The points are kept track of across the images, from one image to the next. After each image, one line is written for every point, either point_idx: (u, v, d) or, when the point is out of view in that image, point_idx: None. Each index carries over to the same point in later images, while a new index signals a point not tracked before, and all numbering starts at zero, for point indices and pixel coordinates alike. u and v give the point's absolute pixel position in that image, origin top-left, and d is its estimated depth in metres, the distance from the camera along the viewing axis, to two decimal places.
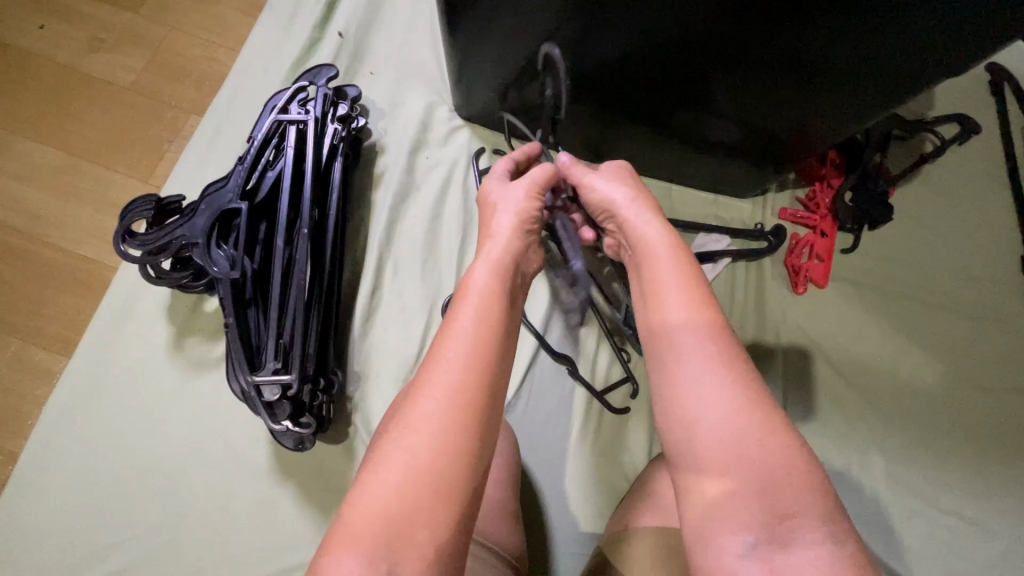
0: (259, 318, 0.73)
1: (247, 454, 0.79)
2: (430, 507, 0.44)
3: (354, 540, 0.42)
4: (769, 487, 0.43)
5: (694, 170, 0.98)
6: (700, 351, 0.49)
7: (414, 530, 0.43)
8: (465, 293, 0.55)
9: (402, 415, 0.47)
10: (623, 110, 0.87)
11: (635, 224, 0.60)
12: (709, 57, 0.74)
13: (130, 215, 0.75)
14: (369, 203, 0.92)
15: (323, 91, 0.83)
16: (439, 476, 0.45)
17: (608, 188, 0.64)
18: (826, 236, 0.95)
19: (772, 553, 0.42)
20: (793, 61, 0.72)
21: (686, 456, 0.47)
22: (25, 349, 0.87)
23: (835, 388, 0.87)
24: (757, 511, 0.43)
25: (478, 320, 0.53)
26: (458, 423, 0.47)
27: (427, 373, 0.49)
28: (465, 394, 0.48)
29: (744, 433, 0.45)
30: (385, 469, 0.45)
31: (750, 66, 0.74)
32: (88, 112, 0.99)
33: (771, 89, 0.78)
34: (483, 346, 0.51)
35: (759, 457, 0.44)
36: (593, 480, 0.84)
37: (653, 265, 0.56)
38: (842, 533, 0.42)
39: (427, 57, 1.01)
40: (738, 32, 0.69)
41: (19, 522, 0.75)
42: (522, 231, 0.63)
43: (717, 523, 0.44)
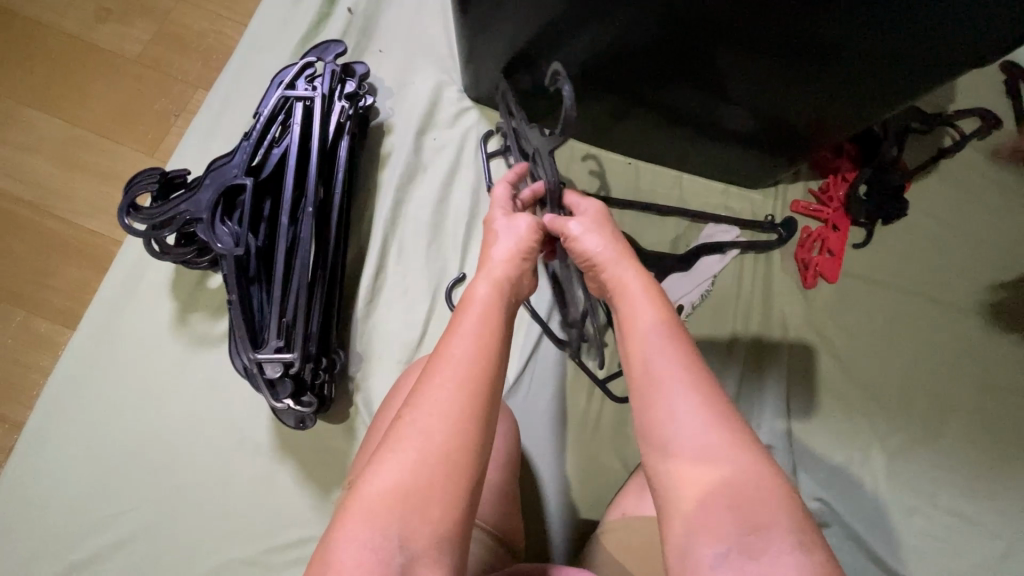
0: (262, 295, 0.73)
1: (248, 430, 0.79)
2: (443, 491, 0.46)
3: (369, 513, 0.45)
4: (738, 500, 0.45)
5: (704, 159, 0.96)
6: (670, 375, 0.49)
7: (429, 506, 0.45)
8: (469, 304, 0.55)
9: (414, 402, 0.49)
10: (635, 92, 0.85)
11: (615, 267, 0.58)
12: (728, 42, 0.72)
13: (134, 189, 0.74)
14: (375, 183, 0.91)
15: (331, 68, 0.81)
16: (450, 460, 0.46)
17: (586, 239, 0.61)
18: (838, 230, 0.94)
19: (746, 561, 0.43)
20: (810, 51, 0.70)
21: (664, 477, 0.48)
22: (31, 320, 0.87)
23: (838, 384, 0.87)
24: (727, 523, 0.44)
25: (484, 325, 0.53)
26: (467, 413, 0.48)
27: (435, 367, 0.50)
28: (473, 386, 0.49)
29: (713, 453, 0.46)
30: (399, 450, 0.47)
31: (764, 56, 0.73)
32: (93, 84, 0.98)
33: (787, 78, 0.76)
34: (493, 344, 0.52)
35: (725, 472, 0.46)
36: (591, 466, 0.84)
37: (629, 303, 0.55)
38: (811, 544, 0.43)
39: (437, 36, 0.99)
40: (759, 18, 0.67)
41: (24, 489, 0.76)
42: (518, 260, 0.60)
43: (693, 536, 0.45)
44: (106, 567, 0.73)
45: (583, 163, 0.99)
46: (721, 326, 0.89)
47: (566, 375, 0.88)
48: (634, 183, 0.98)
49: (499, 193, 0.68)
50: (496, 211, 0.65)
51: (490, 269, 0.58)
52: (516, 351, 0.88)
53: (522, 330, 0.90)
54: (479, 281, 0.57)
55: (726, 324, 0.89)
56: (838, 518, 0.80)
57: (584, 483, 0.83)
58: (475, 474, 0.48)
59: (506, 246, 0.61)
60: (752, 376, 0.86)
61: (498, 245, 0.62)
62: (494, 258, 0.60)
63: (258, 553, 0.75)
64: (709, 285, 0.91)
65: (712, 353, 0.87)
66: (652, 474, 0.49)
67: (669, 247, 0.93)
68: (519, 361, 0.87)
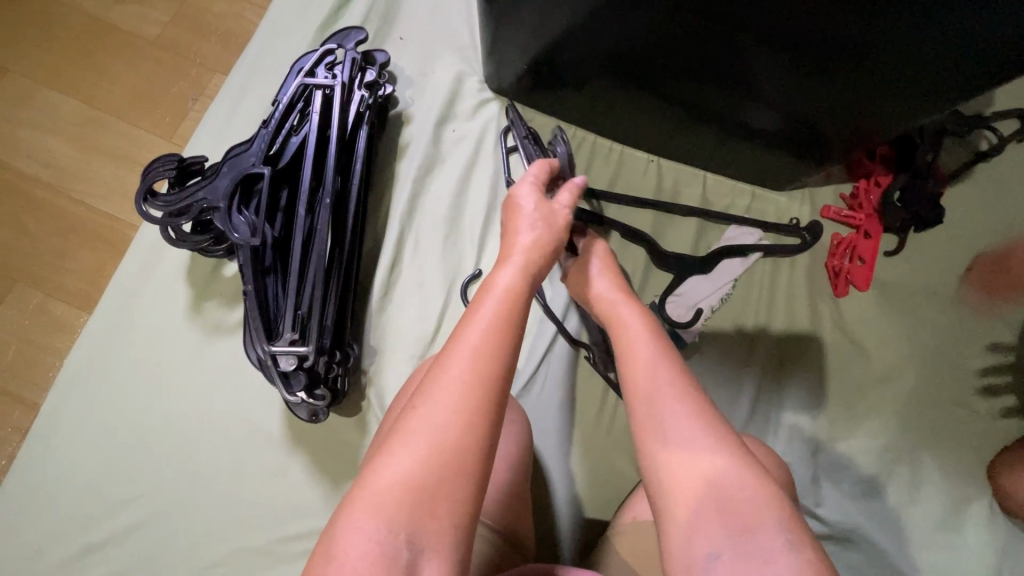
0: (278, 286, 0.72)
1: (262, 420, 0.79)
2: (452, 483, 0.47)
3: (378, 504, 0.45)
4: (730, 503, 0.47)
5: (730, 160, 0.94)
6: (664, 387, 0.54)
7: (437, 503, 0.46)
8: (488, 290, 0.57)
9: (425, 393, 0.50)
10: (662, 87, 0.83)
11: (613, 300, 0.66)
12: (759, 40, 0.70)
13: (151, 175, 0.73)
14: (393, 174, 0.89)
15: (351, 55, 0.79)
16: (461, 455, 0.47)
17: (595, 278, 0.70)
18: (870, 237, 0.91)
19: (741, 562, 0.45)
20: (842, 53, 0.68)
21: (658, 486, 0.51)
22: (48, 302, 0.87)
23: (861, 394, 0.85)
24: (720, 523, 0.47)
25: (497, 315, 0.54)
26: (477, 407, 0.49)
27: (450, 357, 0.51)
28: (485, 378, 0.50)
29: (706, 457, 0.50)
30: (408, 443, 0.47)
31: (795, 58, 0.71)
32: (112, 65, 0.98)
33: (818, 80, 0.74)
34: (505, 337, 0.53)
35: (716, 475, 0.49)
36: (604, 468, 0.83)
37: (627, 328, 0.61)
38: (801, 541, 0.45)
39: (459, 25, 0.97)
40: (795, 17, 0.65)
41: (40, 471, 0.76)
42: (540, 250, 0.64)
43: (688, 539, 0.47)
44: (118, 551, 0.74)
45: (606, 158, 0.96)
46: (742, 331, 0.87)
47: (582, 376, 0.87)
48: (658, 182, 0.95)
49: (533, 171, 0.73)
50: (524, 188, 0.70)
51: (518, 254, 0.61)
52: (531, 350, 0.87)
53: (536, 328, 0.88)
54: (501, 271, 0.60)
55: (747, 330, 0.87)
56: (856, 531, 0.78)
57: (597, 485, 0.82)
58: (484, 469, 0.48)
59: (529, 235, 0.65)
60: (771, 383, 0.85)
61: (522, 233, 0.66)
62: (519, 241, 0.64)
63: (270, 543, 0.75)
64: (731, 288, 0.89)
65: (732, 359, 0.85)
66: (649, 481, 0.52)
67: (691, 248, 0.91)
68: (534, 360, 0.86)
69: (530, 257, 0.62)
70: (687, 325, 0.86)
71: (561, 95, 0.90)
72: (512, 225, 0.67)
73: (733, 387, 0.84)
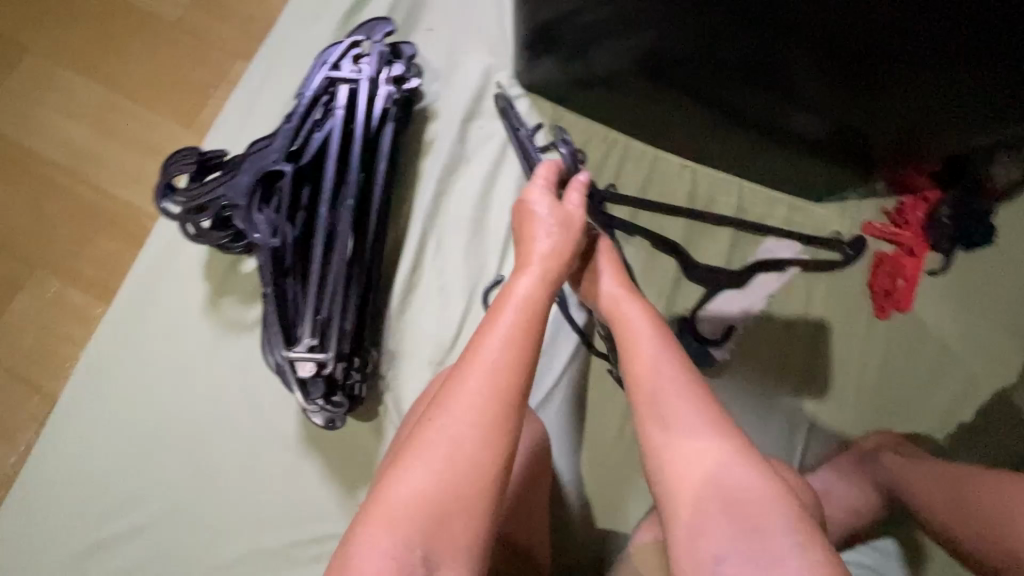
0: (297, 288, 0.69)
1: (277, 421, 0.78)
2: (466, 498, 0.50)
3: (391, 519, 0.49)
4: (734, 503, 0.52)
5: (770, 169, 0.89)
6: (674, 395, 0.56)
7: (454, 514, 0.50)
8: (505, 301, 0.58)
9: (441, 410, 0.52)
10: (703, 90, 0.78)
11: (622, 303, 0.64)
12: (808, 45, 0.66)
13: (171, 169, 0.71)
14: (417, 171, 0.86)
15: (379, 48, 0.76)
16: (476, 470, 0.51)
17: (605, 283, 0.66)
18: (914, 255, 0.87)
19: (750, 561, 0.50)
20: (893, 62, 0.65)
21: (663, 486, 0.55)
22: (66, 291, 0.86)
23: (889, 418, 0.83)
24: (727, 525, 0.51)
25: (515, 327, 0.56)
26: (493, 424, 0.52)
27: (465, 375, 0.53)
28: (500, 394, 0.53)
29: (715, 464, 0.53)
30: (427, 458, 0.51)
31: (844, 66, 0.67)
32: (132, 48, 0.95)
33: (863, 88, 0.70)
34: (521, 353, 0.55)
35: (726, 480, 0.52)
36: (624, 483, 0.82)
37: (635, 334, 0.61)
38: (806, 540, 0.49)
39: (490, 16, 0.92)
40: (837, 21, 0.62)
41: (56, 464, 0.76)
42: (554, 259, 0.62)
43: (694, 537, 0.52)
44: (134, 547, 0.74)
45: (638, 163, 0.92)
46: (772, 350, 0.85)
47: (605, 389, 0.85)
48: (692, 189, 0.91)
49: (539, 173, 0.68)
50: (536, 193, 0.66)
51: (537, 265, 0.61)
52: (555, 360, 0.84)
53: (560, 337, 0.85)
54: (519, 278, 0.60)
55: (777, 348, 0.84)
56: (867, 547, 0.79)
57: (615, 498, 0.82)
58: (498, 482, 0.52)
59: (545, 242, 0.63)
60: (798, 405, 0.84)
61: (537, 239, 0.64)
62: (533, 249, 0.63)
63: (284, 546, 0.74)
64: (764, 304, 0.86)
65: (758, 377, 0.84)
66: (655, 483, 0.56)
67: (724, 261, 0.87)
68: (557, 370, 0.84)
69: (547, 267, 0.62)
70: (718, 342, 0.84)
71: (593, 94, 0.87)
72: (526, 230, 0.65)
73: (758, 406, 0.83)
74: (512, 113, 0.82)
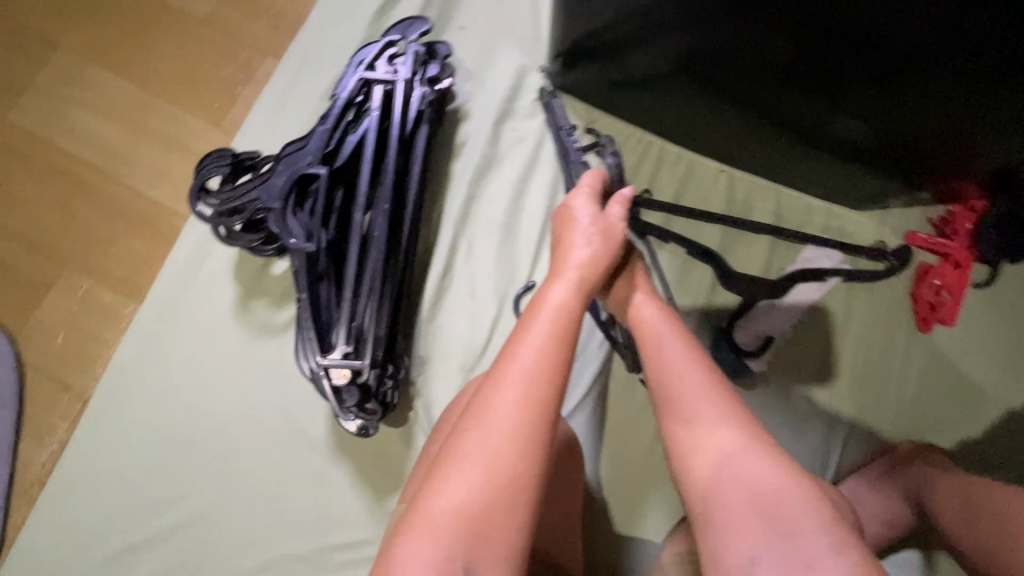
0: (331, 293, 0.69)
1: (307, 426, 0.77)
2: (508, 509, 0.47)
3: (436, 531, 0.46)
4: (769, 507, 0.50)
5: (809, 174, 0.86)
6: (697, 393, 0.56)
7: (493, 529, 0.46)
8: (539, 309, 0.54)
9: (478, 417, 0.49)
10: (746, 95, 0.76)
11: (648, 311, 0.62)
12: (853, 43, 0.62)
13: (204, 171, 0.71)
14: (448, 174, 0.85)
15: (414, 48, 0.74)
16: (517, 483, 0.47)
17: (637, 296, 0.63)
18: (959, 267, 0.85)
19: (783, 565, 0.48)
20: (948, 63, 0.61)
21: (694, 492, 0.53)
22: (95, 290, 0.86)
23: (927, 432, 0.82)
24: (759, 527, 0.49)
25: (552, 335, 0.52)
26: (532, 433, 0.48)
27: (500, 381, 0.50)
28: (539, 404, 0.49)
29: (741, 463, 0.52)
30: (463, 470, 0.47)
31: (893, 66, 0.63)
32: (160, 44, 0.94)
33: (916, 96, 0.67)
34: (559, 360, 0.51)
35: (754, 480, 0.51)
36: (655, 492, 0.82)
37: (660, 339, 0.60)
38: (843, 545, 0.48)
39: (523, 14, 0.90)
40: (896, 27, 0.58)
41: (88, 464, 0.76)
42: (593, 268, 0.58)
43: (727, 542, 0.50)
44: (165, 549, 0.74)
45: (673, 168, 0.90)
46: (808, 361, 0.83)
47: (636, 398, 0.84)
48: (728, 195, 0.90)
49: (586, 182, 0.65)
50: (581, 200, 0.63)
51: (573, 272, 0.57)
52: (585, 369, 0.84)
53: (591, 344, 0.85)
54: (552, 285, 0.56)
55: (813, 360, 0.83)
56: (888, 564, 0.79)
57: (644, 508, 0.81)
58: (538, 493, 0.48)
59: (584, 250, 0.59)
60: (835, 418, 0.82)
61: (576, 245, 0.60)
62: (570, 257, 0.59)
63: (313, 551, 0.74)
64: (802, 315, 0.84)
65: (794, 388, 0.82)
66: (681, 481, 0.55)
67: (762, 270, 0.85)
68: (589, 380, 0.84)
69: (585, 275, 0.58)
70: (754, 353, 0.82)
71: (629, 97, 0.85)
72: (564, 236, 0.61)
73: (795, 418, 0.81)
74: (557, 112, 0.81)
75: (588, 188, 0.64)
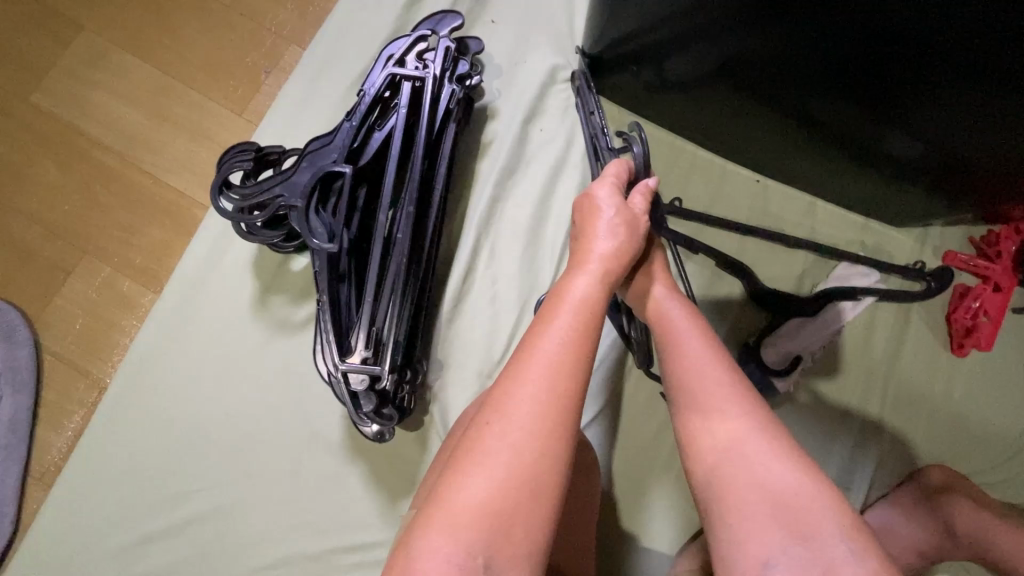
0: (351, 295, 0.67)
1: (323, 426, 0.77)
2: (527, 506, 0.44)
3: (453, 527, 0.43)
4: (786, 508, 0.45)
5: (846, 186, 0.83)
6: (713, 385, 0.52)
7: (512, 528, 0.43)
8: (559, 301, 0.52)
9: (497, 410, 0.47)
10: (791, 102, 0.72)
11: (667, 304, 0.59)
12: (906, 48, 0.58)
13: (227, 165, 0.69)
14: (473, 173, 0.83)
15: (445, 43, 0.72)
16: (538, 479, 0.44)
17: (657, 291, 0.60)
18: (1000, 290, 0.81)
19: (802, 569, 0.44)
20: (1007, 77, 0.57)
21: (708, 491, 0.49)
22: (114, 277, 0.85)
23: (955, 462, 0.79)
24: (774, 527, 0.45)
25: (574, 328, 0.50)
26: (553, 428, 0.46)
27: (521, 374, 0.47)
28: (561, 400, 0.46)
29: (755, 455, 0.48)
30: (481, 465, 0.44)
31: (948, 75, 0.59)
32: (186, 29, 0.92)
33: (979, 110, 0.62)
34: (583, 357, 0.49)
35: (769, 475, 0.47)
36: (669, 507, 0.80)
37: (676, 330, 0.57)
38: (863, 549, 0.43)
39: (557, 10, 0.87)
40: (964, 31, 0.54)
41: (104, 453, 0.76)
42: (618, 263, 0.56)
43: (742, 545, 0.46)
44: (177, 542, 0.74)
45: (705, 175, 0.88)
46: (837, 383, 0.81)
47: (656, 411, 0.83)
48: (761, 206, 0.87)
49: (611, 172, 0.63)
50: (605, 189, 0.60)
51: (596, 264, 0.55)
52: (602, 380, 0.83)
53: (613, 356, 0.84)
54: (574, 278, 0.54)
55: (839, 381, 0.81)
56: None
57: (660, 524, 0.80)
58: (560, 490, 0.45)
59: (608, 243, 0.57)
60: (864, 443, 0.79)
61: (599, 238, 0.58)
62: (593, 250, 0.57)
63: (323, 551, 0.74)
64: (833, 335, 0.81)
65: (821, 409, 0.80)
66: (691, 474, 0.51)
67: (792, 286, 0.84)
68: (607, 389, 0.83)
69: (610, 270, 0.56)
70: (781, 373, 0.79)
71: (663, 99, 0.82)
72: (588, 226, 0.59)
73: (819, 439, 0.79)
74: (587, 95, 0.78)
75: (614, 178, 0.62)
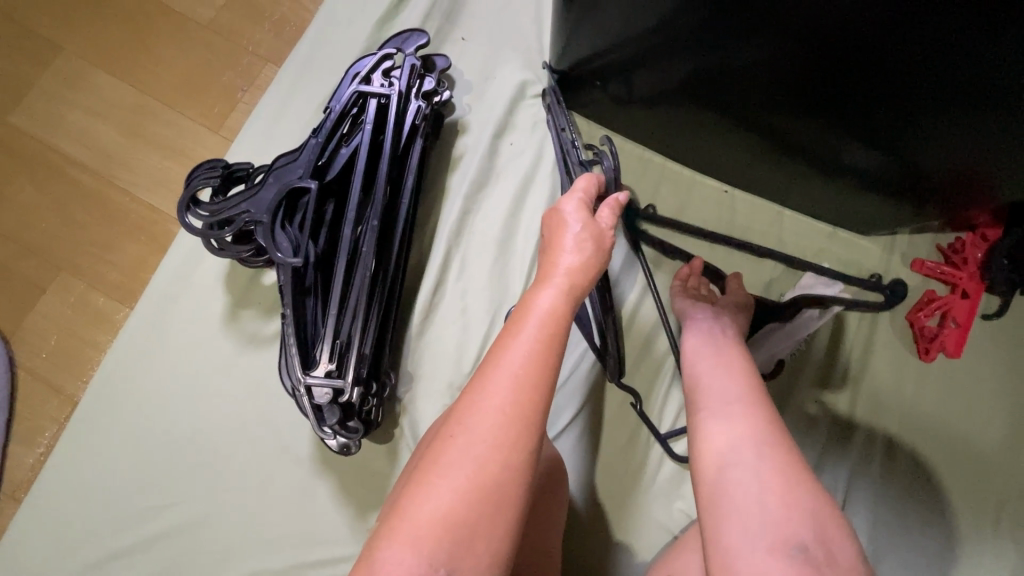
0: (317, 308, 0.68)
1: (292, 439, 0.77)
2: (491, 516, 0.44)
3: (416, 538, 0.42)
4: (802, 500, 0.48)
5: (813, 195, 0.84)
6: (736, 393, 0.56)
7: (475, 538, 0.43)
8: (525, 313, 0.52)
9: (465, 421, 0.46)
10: (753, 114, 0.73)
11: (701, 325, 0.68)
12: (862, 60, 0.59)
13: (195, 182, 0.70)
14: (443, 187, 0.84)
15: (411, 61, 0.73)
16: (501, 491, 0.45)
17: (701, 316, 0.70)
18: (968, 297, 0.82)
19: (816, 568, 0.45)
20: (958, 85, 0.58)
21: (722, 485, 0.50)
22: (89, 293, 0.86)
23: (926, 470, 0.79)
24: (793, 518, 0.47)
25: (540, 340, 0.50)
26: (517, 439, 0.46)
27: (487, 382, 0.48)
28: (523, 412, 0.47)
29: (764, 452, 0.50)
30: (449, 474, 0.45)
31: (903, 87, 0.60)
32: (164, 50, 0.94)
33: (937, 120, 0.63)
34: (545, 368, 0.49)
35: (787, 470, 0.49)
36: (640, 518, 0.80)
37: (711, 346, 0.64)
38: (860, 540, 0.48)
39: (527, 27, 0.89)
40: (911, 43, 0.55)
41: (73, 469, 0.76)
42: (586, 274, 0.56)
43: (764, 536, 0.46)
44: (145, 558, 0.74)
45: (675, 186, 0.89)
46: (806, 391, 0.81)
47: (626, 422, 0.83)
48: (729, 216, 0.88)
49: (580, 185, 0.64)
50: (572, 204, 0.61)
51: (560, 276, 0.54)
52: (574, 391, 0.83)
53: (584, 367, 0.83)
54: (541, 290, 0.54)
55: (808, 390, 0.81)
56: None
57: (632, 535, 0.79)
58: (520, 502, 0.45)
59: (573, 256, 0.57)
60: (837, 452, 0.79)
61: (565, 251, 0.57)
62: (562, 261, 0.57)
63: (292, 566, 0.73)
64: (798, 344, 0.81)
65: (791, 418, 0.80)
66: (705, 469, 0.52)
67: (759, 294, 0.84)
68: (579, 400, 0.82)
69: (579, 281, 0.56)
70: None
71: (631, 113, 0.83)
72: (555, 241, 0.59)
73: None
74: (558, 112, 0.80)
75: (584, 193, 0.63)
